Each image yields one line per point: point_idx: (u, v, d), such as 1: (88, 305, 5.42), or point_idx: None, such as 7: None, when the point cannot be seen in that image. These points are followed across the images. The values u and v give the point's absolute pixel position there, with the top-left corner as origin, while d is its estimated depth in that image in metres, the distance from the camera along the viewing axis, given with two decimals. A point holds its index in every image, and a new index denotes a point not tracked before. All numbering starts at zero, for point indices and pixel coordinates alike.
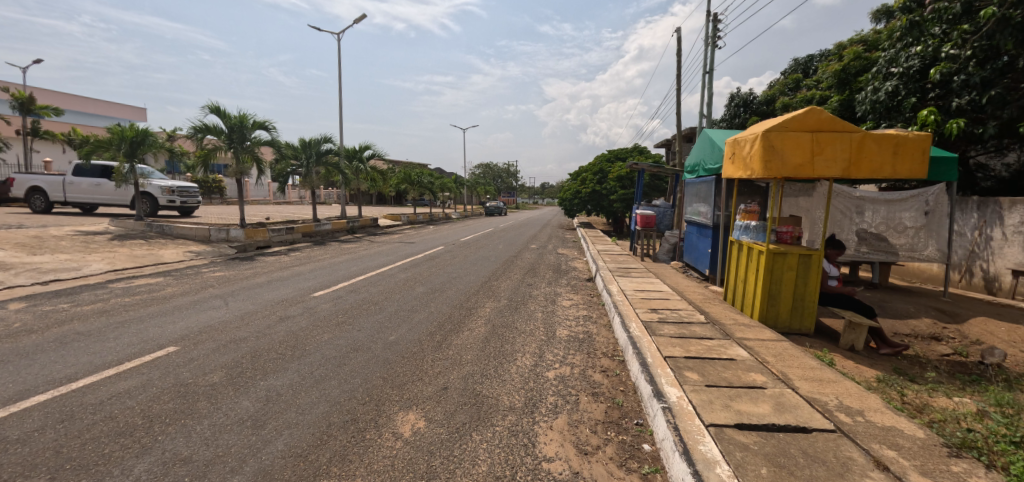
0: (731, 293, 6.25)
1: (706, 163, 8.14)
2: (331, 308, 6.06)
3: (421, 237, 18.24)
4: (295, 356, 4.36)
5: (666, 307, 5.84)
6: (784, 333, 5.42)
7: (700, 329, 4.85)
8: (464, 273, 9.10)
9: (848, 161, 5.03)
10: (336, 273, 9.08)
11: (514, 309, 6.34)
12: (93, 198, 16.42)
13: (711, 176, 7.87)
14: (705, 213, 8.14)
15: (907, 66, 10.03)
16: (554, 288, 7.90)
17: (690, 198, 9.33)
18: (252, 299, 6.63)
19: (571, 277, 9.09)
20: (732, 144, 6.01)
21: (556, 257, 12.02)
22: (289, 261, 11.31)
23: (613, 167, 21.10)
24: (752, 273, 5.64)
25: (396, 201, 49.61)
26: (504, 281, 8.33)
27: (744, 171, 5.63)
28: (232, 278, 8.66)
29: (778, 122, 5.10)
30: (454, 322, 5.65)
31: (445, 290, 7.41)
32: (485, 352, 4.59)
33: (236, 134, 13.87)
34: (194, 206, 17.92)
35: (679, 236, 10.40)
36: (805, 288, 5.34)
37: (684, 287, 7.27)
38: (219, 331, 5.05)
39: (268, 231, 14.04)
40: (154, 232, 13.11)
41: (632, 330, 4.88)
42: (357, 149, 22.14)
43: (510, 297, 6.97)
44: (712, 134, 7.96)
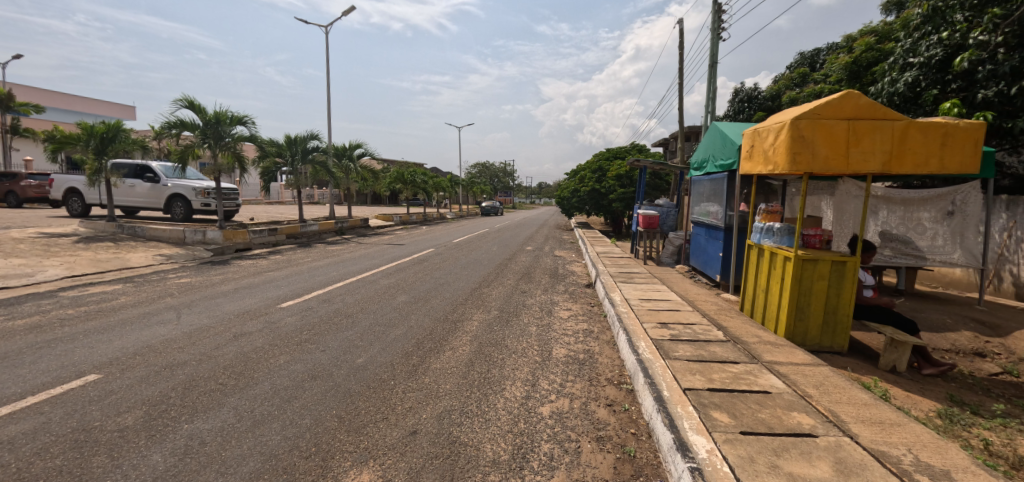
0: (748, 304, 5.57)
1: (716, 159, 7.42)
2: (297, 323, 5.30)
3: (412, 238, 17.46)
4: (238, 386, 3.63)
5: (676, 322, 5.11)
6: (813, 351, 4.73)
7: (721, 350, 4.13)
8: (453, 278, 8.35)
9: (888, 153, 4.31)
10: (313, 279, 8.30)
11: (506, 323, 5.59)
12: (127, 202, 15.33)
13: (722, 173, 7.17)
14: (716, 213, 7.44)
15: (928, 56, 9.31)
16: (551, 296, 7.15)
17: (698, 197, 8.63)
18: (209, 312, 5.86)
19: (569, 283, 8.37)
20: (750, 136, 5.29)
21: (553, 261, 11.26)
22: (267, 265, 10.54)
23: (612, 166, 20.39)
24: (776, 282, 4.94)
25: (390, 200, 48.73)
26: (496, 288, 7.59)
27: (765, 165, 4.90)
28: (197, 285, 7.90)
29: (808, 109, 4.38)
30: (434, 339, 4.91)
31: (430, 300, 6.66)
32: (468, 379, 3.86)
33: (212, 131, 13.07)
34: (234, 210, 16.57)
35: (684, 237, 9.68)
36: (838, 299, 4.66)
37: (692, 296, 6.54)
38: (157, 354, 4.31)
39: (249, 232, 13.26)
40: (125, 234, 12.31)
41: (642, 351, 4.15)
42: (347, 148, 21.33)
43: (502, 308, 6.23)
44: (723, 126, 7.27)
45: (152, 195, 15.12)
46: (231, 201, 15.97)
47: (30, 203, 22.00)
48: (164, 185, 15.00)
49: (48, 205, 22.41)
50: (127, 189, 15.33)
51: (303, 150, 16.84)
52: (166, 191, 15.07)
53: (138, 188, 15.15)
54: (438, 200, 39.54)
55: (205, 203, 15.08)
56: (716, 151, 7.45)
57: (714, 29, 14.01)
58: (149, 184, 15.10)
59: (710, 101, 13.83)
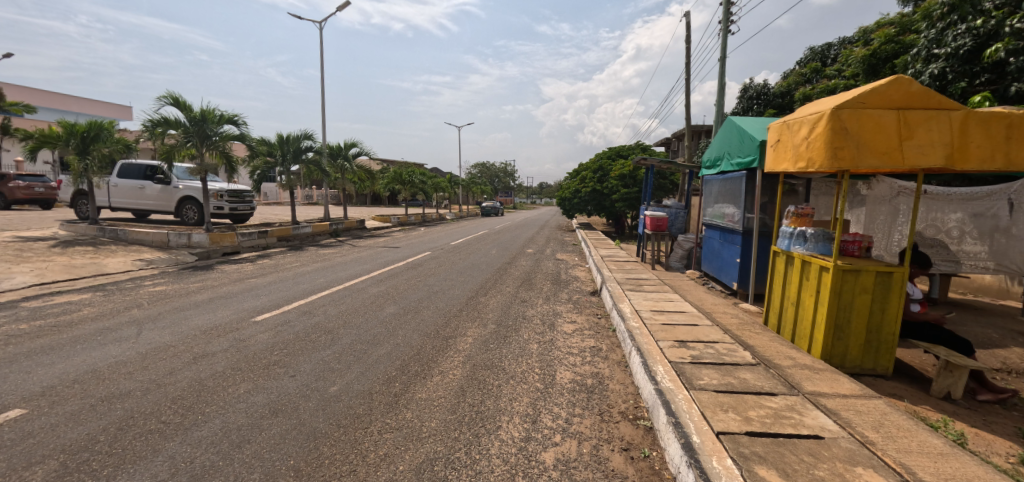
0: (774, 317, 4.99)
1: (732, 156, 6.84)
2: (269, 341, 4.72)
3: (408, 240, 16.87)
4: (183, 426, 3.06)
5: (695, 339, 4.52)
6: (852, 373, 4.15)
7: (752, 377, 3.54)
8: (448, 286, 7.75)
9: (946, 146, 3.71)
10: (297, 286, 7.71)
11: (503, 339, 4.99)
12: (137, 204, 14.77)
13: (740, 172, 6.58)
14: (732, 215, 6.85)
15: (956, 46, 8.70)
16: (554, 306, 6.55)
17: (710, 198, 8.05)
18: (174, 327, 5.28)
19: (573, 290, 7.78)
20: (777, 129, 4.72)
21: (555, 265, 10.66)
22: (251, 270, 9.96)
23: (615, 165, 19.77)
24: (809, 295, 4.37)
25: (389, 201, 48.13)
26: (494, 296, 6.99)
27: (796, 161, 4.32)
28: (171, 294, 7.32)
29: (852, 97, 3.82)
30: (422, 361, 4.32)
31: (421, 311, 6.06)
32: (457, 414, 3.28)
33: (199, 131, 12.48)
34: (245, 213, 16.03)
35: (695, 241, 9.04)
36: (882, 316, 4.08)
37: (708, 306, 5.93)
38: (100, 383, 3.73)
39: (237, 235, 12.70)
40: (106, 237, 11.77)
41: (661, 379, 3.56)
42: (342, 147, 20.74)
43: (499, 321, 5.64)
44: (741, 121, 6.67)
45: (163, 197, 14.58)
46: (245, 204, 15.43)
47: (18, 204, 21.41)
48: (175, 187, 14.48)
49: (37, 207, 21.83)
50: (138, 191, 14.75)
51: (295, 150, 16.22)
52: (177, 194, 14.55)
53: (149, 190, 14.60)
54: (437, 200, 38.91)
55: (218, 206, 14.52)
56: (733, 148, 6.88)
57: (722, 23, 13.42)
58: (160, 186, 14.54)
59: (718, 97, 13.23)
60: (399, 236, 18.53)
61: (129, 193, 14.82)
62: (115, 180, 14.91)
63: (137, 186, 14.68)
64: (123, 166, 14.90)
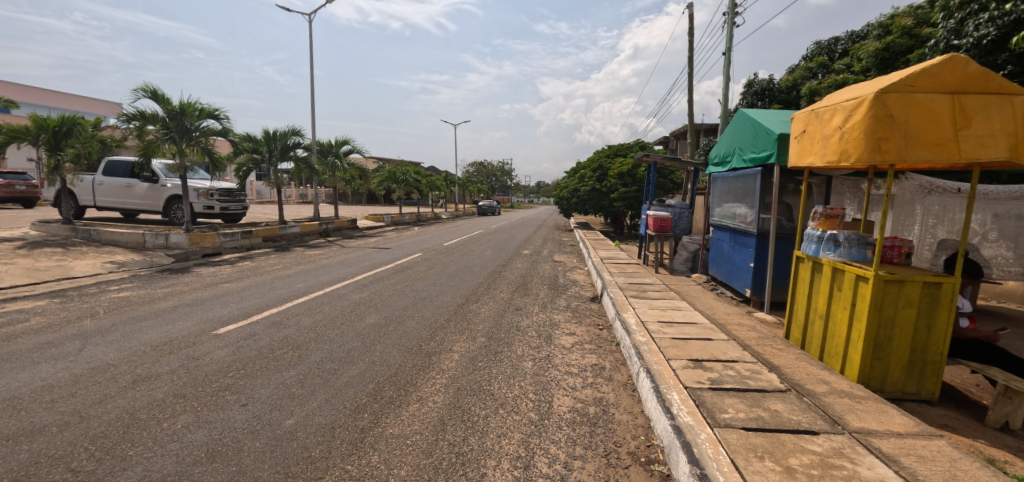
0: (798, 331, 4.46)
1: (745, 152, 6.29)
2: (226, 360, 4.13)
3: (401, 240, 16.31)
4: (92, 477, 2.48)
5: (710, 358, 3.96)
6: (893, 397, 3.63)
7: (785, 409, 3.00)
8: (437, 291, 7.18)
9: (1014, 135, 3.12)
10: (273, 292, 7.13)
11: (494, 356, 4.41)
12: (122, 202, 14.11)
13: (754, 169, 6.05)
14: (744, 216, 6.31)
15: (978, 36, 8.18)
16: (551, 315, 5.98)
17: (719, 197, 7.51)
18: (123, 342, 4.67)
19: (571, 296, 7.23)
20: (804, 118, 4.17)
21: (552, 267, 10.09)
22: (230, 272, 9.36)
23: (614, 163, 19.22)
24: (842, 307, 3.83)
25: (384, 200, 47.41)
26: (486, 304, 6.42)
27: (827, 154, 3.77)
28: (135, 301, 6.71)
29: (898, 79, 3.27)
30: (398, 384, 3.74)
31: (405, 322, 5.47)
32: (432, 458, 2.70)
33: (178, 125, 11.81)
34: (240, 213, 15.12)
35: (701, 242, 8.52)
36: (928, 333, 3.55)
37: (719, 316, 5.38)
38: (10, 417, 3.13)
39: (220, 235, 12.11)
40: (79, 238, 11.17)
41: (678, 410, 3.01)
42: (334, 144, 20.11)
43: (491, 333, 5.08)
44: (754, 114, 6.13)
45: (149, 196, 13.92)
46: (236, 203, 14.69)
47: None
48: (163, 185, 13.77)
49: (17, 206, 21.09)
50: (124, 189, 14.08)
51: (282, 147, 15.52)
52: (165, 192, 13.83)
53: (136, 188, 13.91)
54: (433, 199, 38.28)
55: (208, 205, 13.68)
56: (744, 142, 6.35)
57: (727, 15, 12.88)
58: (147, 184, 13.84)
59: (723, 92, 12.74)
60: (392, 236, 17.94)
61: (114, 192, 14.17)
62: (99, 178, 14.25)
63: (123, 184, 14.02)
64: (109, 162, 14.25)
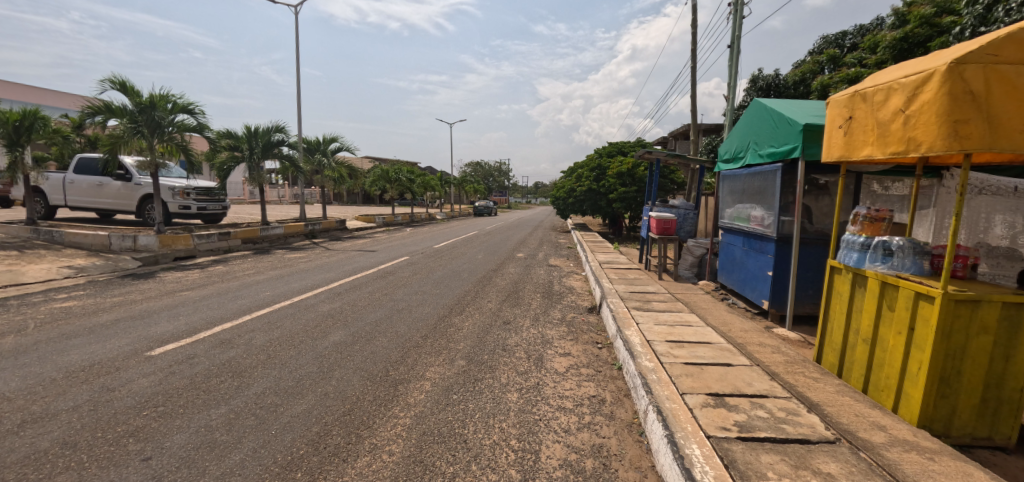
0: (835, 354, 3.79)
1: (762, 146, 5.61)
2: (143, 396, 3.38)
3: (390, 242, 15.58)
4: None
5: (733, 392, 3.24)
6: (960, 443, 2.95)
7: (840, 472, 2.29)
8: (418, 301, 6.46)
9: None
10: (234, 301, 6.40)
11: (473, 386, 3.70)
12: (93, 202, 13.34)
13: (773, 165, 5.38)
14: (760, 218, 5.62)
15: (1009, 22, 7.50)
16: (543, 330, 5.26)
17: (729, 198, 6.83)
18: (34, 367, 3.93)
19: (566, 307, 6.51)
20: (847, 101, 3.50)
21: (547, 273, 9.38)
22: (196, 278, 8.60)
23: (613, 162, 18.53)
24: (895, 332, 3.16)
25: (379, 200, 46.62)
26: (471, 317, 5.70)
27: (887, 144, 3.10)
28: (77, 312, 5.97)
29: (978, 46, 2.58)
30: (349, 428, 2.99)
31: (374, 340, 4.74)
32: None
33: (147, 119, 11.06)
34: (220, 213, 14.35)
35: (707, 246, 7.83)
36: (1006, 365, 2.87)
37: (735, 333, 4.67)
38: None
39: (193, 237, 11.38)
40: (41, 240, 10.42)
41: (701, 474, 2.29)
42: (322, 142, 19.36)
43: (472, 355, 4.35)
44: (772, 104, 5.45)
45: (122, 196, 13.14)
46: (216, 203, 13.92)
47: None
48: (136, 184, 12.99)
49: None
50: (95, 188, 13.31)
51: (264, 143, 14.69)
52: (138, 191, 13.05)
53: (107, 186, 13.15)
54: (428, 200, 37.54)
55: (184, 205, 12.90)
56: (760, 135, 5.68)
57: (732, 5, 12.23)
58: (119, 183, 13.08)
59: (728, 87, 12.08)
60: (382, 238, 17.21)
61: (86, 191, 13.40)
62: (70, 176, 13.48)
63: (95, 183, 13.27)
64: (79, 159, 13.46)
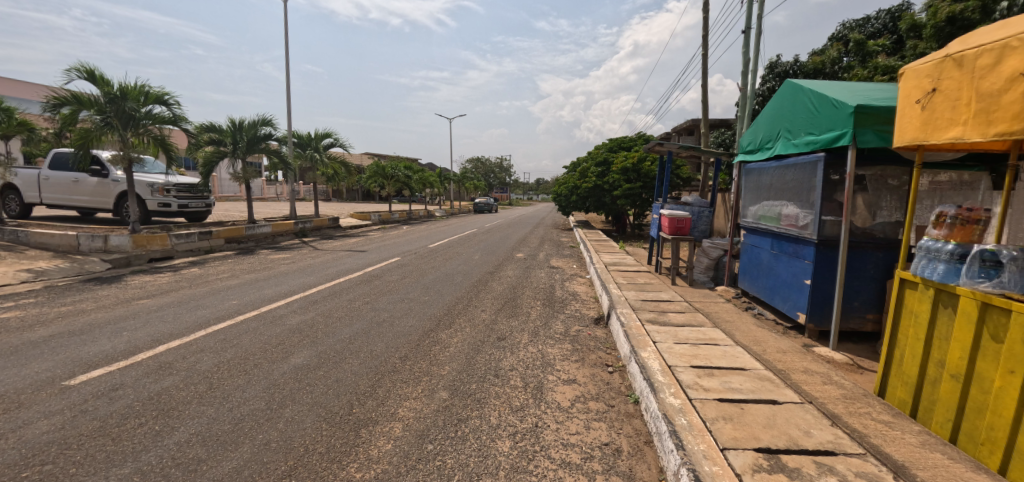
0: (907, 389, 3.05)
1: (796, 135, 4.86)
2: (28, 454, 2.62)
3: (384, 240, 14.83)
4: None
5: (791, 448, 2.50)
6: None
7: None
8: (403, 312, 5.70)
9: None
10: (195, 310, 5.66)
11: (456, 430, 2.95)
12: (69, 199, 12.64)
13: (812, 156, 4.63)
14: (795, 217, 4.86)
15: None
16: (544, 349, 4.51)
17: (750, 194, 6.06)
18: None
19: (571, 317, 5.74)
20: (933, 68, 2.73)
21: (548, 276, 8.62)
22: (165, 282, 7.86)
23: (618, 157, 17.73)
24: (1003, 370, 2.38)
25: (378, 197, 45.84)
26: (462, 332, 4.94)
27: (992, 122, 2.35)
28: (10, 325, 5.22)
29: None
30: None
31: (343, 363, 4.00)
32: None
33: (115, 109, 10.27)
34: (203, 211, 13.59)
35: (726, 248, 7.06)
36: None
37: (773, 355, 3.93)
38: None
39: (171, 236, 10.67)
40: (5, 240, 9.72)
41: None
42: (315, 136, 18.59)
43: (458, 385, 3.59)
44: (811, 84, 4.68)
45: (99, 192, 12.44)
46: (199, 200, 13.17)
47: None
48: (113, 180, 12.26)
49: None
50: (71, 184, 12.62)
51: (251, 137, 13.91)
52: (115, 188, 12.33)
53: (83, 183, 12.45)
54: (428, 197, 36.74)
55: (163, 203, 12.16)
56: (794, 121, 4.92)
57: None
58: (96, 179, 12.38)
59: (742, 74, 11.29)
60: (375, 236, 16.45)
61: (62, 188, 12.70)
62: (45, 172, 12.78)
63: (71, 179, 12.57)
64: (55, 154, 12.78)
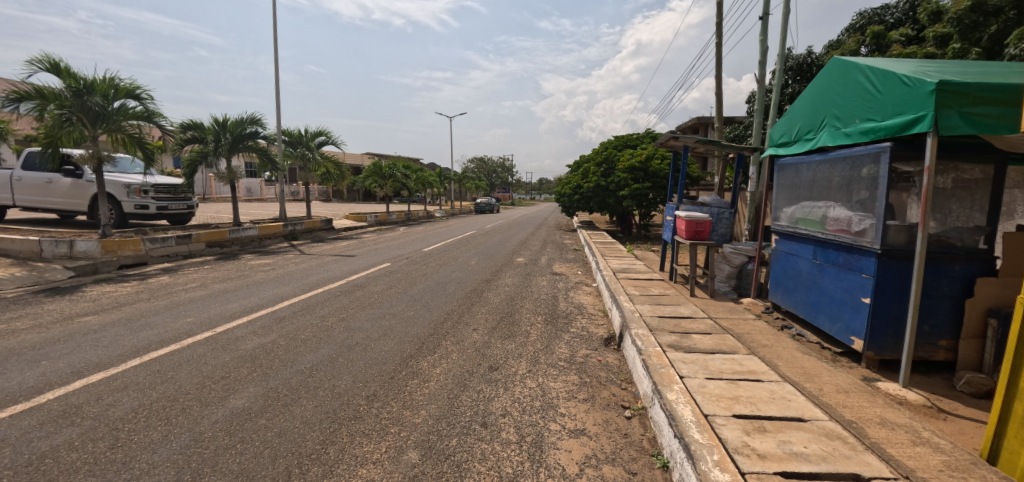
0: None
1: (848, 124, 4.05)
2: None
3: (377, 244, 14.06)
4: None
5: None
6: None
7: None
8: (381, 332, 4.89)
9: None
10: (140, 331, 4.87)
11: None
12: (42, 201, 11.92)
13: (870, 147, 3.81)
14: (846, 222, 4.04)
15: None
16: (546, 382, 3.71)
17: (783, 194, 5.23)
18: None
19: (578, 338, 4.93)
20: None
21: (550, 284, 7.79)
22: (125, 293, 7.09)
23: (623, 155, 16.88)
24: None
25: (377, 197, 45.04)
26: (447, 360, 4.11)
27: None
28: None
29: None
30: None
31: (294, 407, 3.20)
32: None
33: (80, 105, 9.48)
34: (186, 213, 12.85)
35: (751, 254, 6.24)
36: None
37: (833, 397, 3.12)
38: None
39: (145, 241, 9.93)
40: None
41: None
42: (306, 135, 17.81)
43: (433, 442, 2.78)
44: (869, 60, 3.87)
45: (74, 194, 11.73)
46: (180, 202, 12.42)
47: None
48: (87, 181, 11.55)
49: None
50: (44, 185, 11.89)
51: (235, 136, 13.15)
52: (90, 190, 11.61)
53: (57, 184, 11.74)
54: (427, 197, 35.90)
55: (141, 204, 11.40)
56: (846, 106, 4.10)
57: None
58: (70, 180, 11.66)
59: (760, 64, 10.45)
60: (367, 238, 15.63)
61: (34, 189, 11.98)
62: (18, 173, 12.08)
63: (44, 180, 11.86)
64: (29, 154, 12.08)
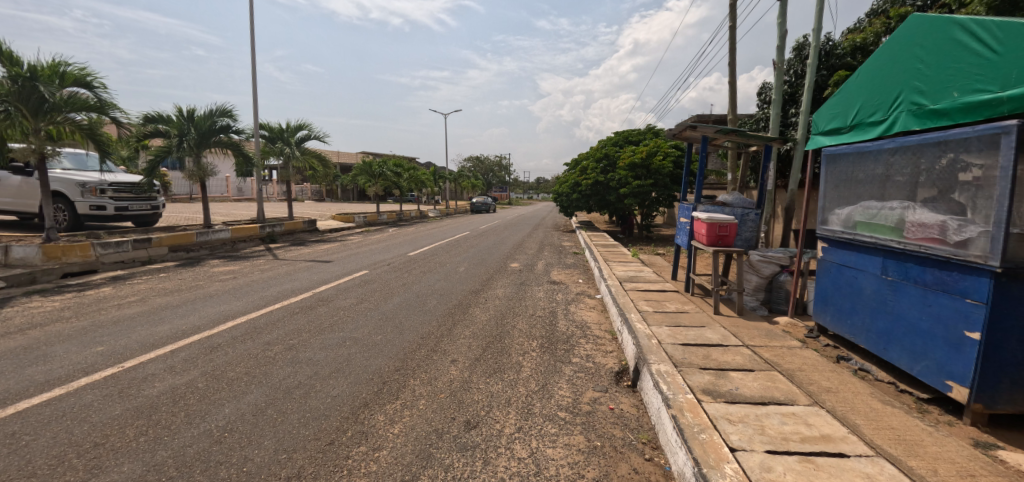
0: None
1: (940, 99, 3.08)
2: None
3: (360, 247, 13.03)
4: None
5: None
6: None
7: None
8: (332, 367, 3.85)
9: None
10: (27, 366, 3.82)
11: None
12: None
13: (976, 126, 2.84)
14: (941, 228, 3.05)
15: None
16: (542, 450, 2.70)
17: (835, 191, 4.24)
18: None
19: (582, 372, 3.91)
20: None
21: (548, 295, 6.79)
22: (50, 308, 6.05)
23: (624, 151, 15.88)
24: None
25: (370, 197, 43.87)
26: (411, 413, 3.10)
27: None
28: None
29: None
30: None
31: None
32: None
33: (19, 93, 8.42)
34: (151, 216, 11.78)
35: (788, 266, 5.28)
36: None
37: None
38: None
39: (97, 246, 8.89)
40: None
41: None
42: (287, 129, 16.75)
43: None
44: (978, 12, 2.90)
45: (25, 193, 10.68)
46: (142, 203, 11.33)
47: None
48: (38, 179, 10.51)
49: None
50: None
51: (206, 129, 12.14)
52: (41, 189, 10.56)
53: (6, 183, 10.69)
54: (420, 197, 34.80)
55: (98, 205, 10.34)
56: (937, 75, 3.13)
57: None
58: (20, 178, 10.61)
59: (778, 49, 9.45)
60: (352, 241, 14.61)
61: None
62: None
63: None
64: None
